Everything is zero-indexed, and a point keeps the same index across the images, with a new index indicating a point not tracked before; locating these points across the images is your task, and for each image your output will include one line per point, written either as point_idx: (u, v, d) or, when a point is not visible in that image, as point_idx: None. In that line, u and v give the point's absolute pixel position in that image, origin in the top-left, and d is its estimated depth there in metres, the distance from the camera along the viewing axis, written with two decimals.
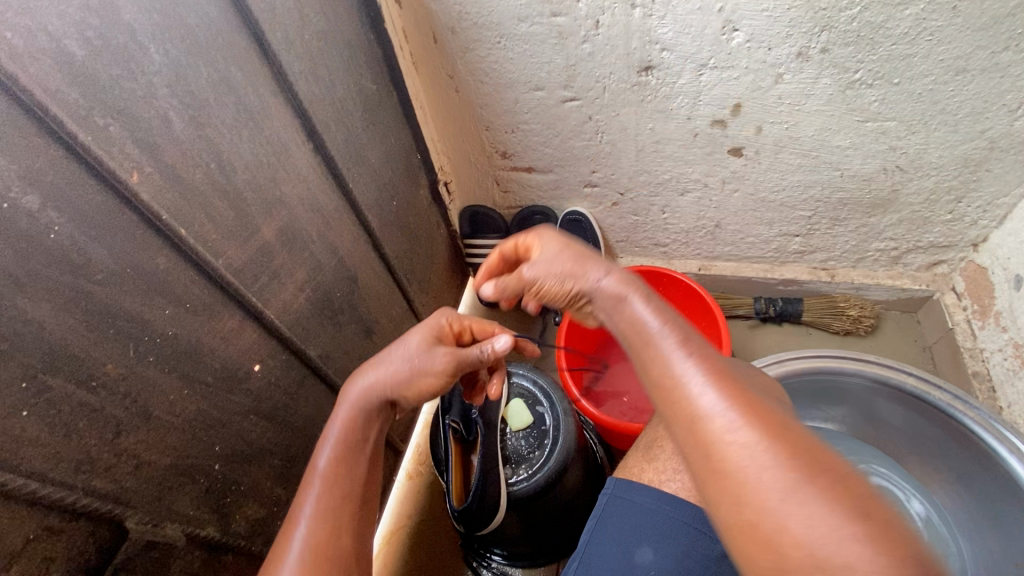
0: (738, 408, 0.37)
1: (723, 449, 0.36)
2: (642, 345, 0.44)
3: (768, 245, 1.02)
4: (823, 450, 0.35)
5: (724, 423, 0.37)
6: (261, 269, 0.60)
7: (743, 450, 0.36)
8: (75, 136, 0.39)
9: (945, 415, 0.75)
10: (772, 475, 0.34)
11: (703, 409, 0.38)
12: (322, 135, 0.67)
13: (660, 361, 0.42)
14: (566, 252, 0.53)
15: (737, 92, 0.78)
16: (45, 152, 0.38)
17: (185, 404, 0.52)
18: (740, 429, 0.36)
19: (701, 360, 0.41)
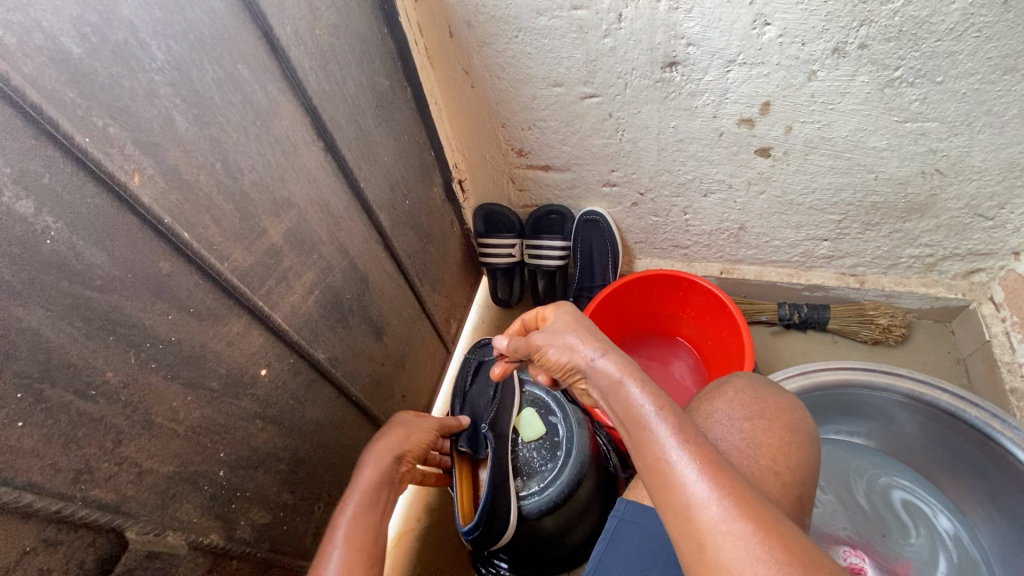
0: (730, 497, 0.37)
1: (716, 542, 0.36)
2: (637, 432, 0.43)
3: (794, 250, 0.98)
4: (812, 548, 0.35)
5: (716, 513, 0.36)
6: (269, 272, 0.58)
7: (737, 543, 0.35)
8: (72, 137, 0.37)
9: (981, 435, 0.71)
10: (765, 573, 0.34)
11: (693, 499, 0.37)
12: (333, 134, 0.65)
13: (652, 442, 0.41)
14: (575, 327, 0.52)
15: (767, 89, 0.74)
16: (41, 155, 0.36)
17: (189, 411, 0.51)
18: (733, 520, 0.36)
19: (692, 441, 0.40)
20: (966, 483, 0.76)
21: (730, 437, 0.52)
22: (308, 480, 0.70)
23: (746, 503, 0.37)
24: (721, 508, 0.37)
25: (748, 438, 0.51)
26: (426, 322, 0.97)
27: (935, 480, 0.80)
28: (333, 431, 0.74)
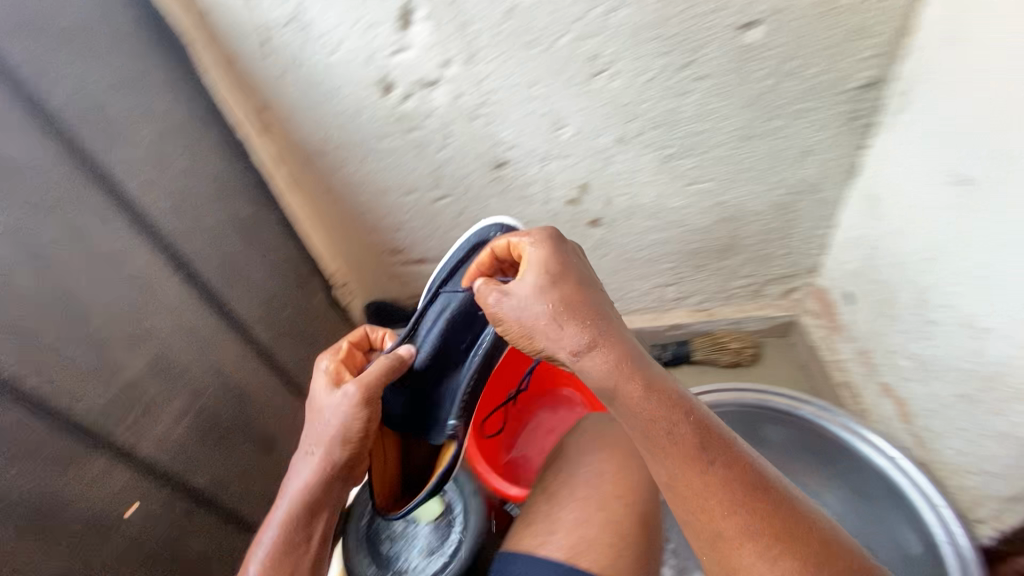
0: (751, 516, 0.46)
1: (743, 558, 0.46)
2: (661, 445, 0.48)
3: (649, 297, 1.12)
4: (807, 529, 0.46)
5: (737, 520, 0.46)
6: (132, 405, 0.60)
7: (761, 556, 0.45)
8: None
9: (815, 426, 0.84)
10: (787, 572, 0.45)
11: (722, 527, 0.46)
12: (192, 264, 0.70)
13: (683, 478, 0.47)
14: (547, 306, 0.50)
15: (581, 174, 0.86)
16: None
17: (37, 568, 0.52)
18: (759, 538, 0.46)
19: (716, 468, 0.47)
20: None
21: None
22: None
23: (755, 506, 0.46)
24: (730, 513, 0.46)
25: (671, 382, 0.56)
26: None
27: None
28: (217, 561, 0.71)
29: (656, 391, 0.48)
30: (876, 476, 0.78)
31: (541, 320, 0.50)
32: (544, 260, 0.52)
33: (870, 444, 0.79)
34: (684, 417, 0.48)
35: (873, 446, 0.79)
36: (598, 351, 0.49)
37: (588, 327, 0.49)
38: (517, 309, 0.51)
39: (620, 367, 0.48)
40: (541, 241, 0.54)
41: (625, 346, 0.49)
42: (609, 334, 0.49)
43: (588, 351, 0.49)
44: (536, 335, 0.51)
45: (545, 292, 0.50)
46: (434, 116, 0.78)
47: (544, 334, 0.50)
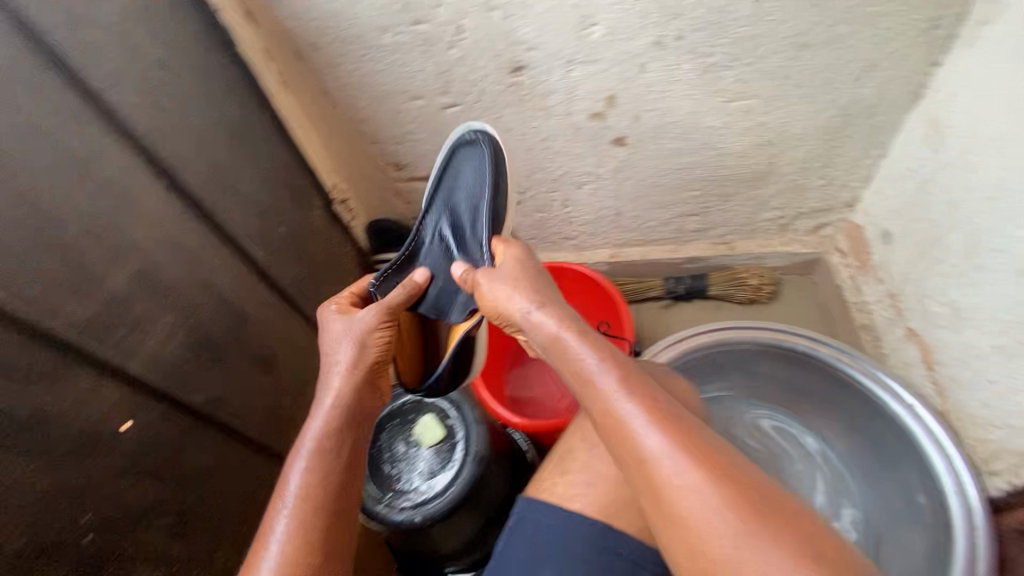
0: (688, 458, 0.42)
1: (671, 491, 0.41)
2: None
3: (669, 227, 1.06)
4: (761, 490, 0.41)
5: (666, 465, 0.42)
6: (117, 320, 0.56)
7: (688, 492, 0.41)
8: None
9: (832, 369, 0.81)
10: (715, 514, 0.39)
11: (648, 455, 0.43)
12: (176, 170, 0.64)
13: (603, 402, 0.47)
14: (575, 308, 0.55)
15: (608, 83, 0.80)
16: None
17: (35, 479, 0.48)
18: (685, 473, 0.41)
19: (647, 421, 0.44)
20: (825, 415, 0.85)
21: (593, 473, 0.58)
22: (200, 530, 0.67)
23: (739, 498, 0.40)
24: (715, 517, 0.39)
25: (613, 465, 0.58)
26: None
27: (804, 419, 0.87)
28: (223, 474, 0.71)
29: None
30: (892, 425, 0.76)
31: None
32: (651, 385, 0.61)
33: (891, 396, 0.75)
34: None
35: (894, 398, 0.75)
36: (596, 472, 0.58)
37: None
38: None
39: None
40: (652, 366, 0.63)
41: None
42: (691, 402, 0.61)
43: (598, 469, 0.58)
44: (580, 456, 0.60)
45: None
46: (451, 7, 0.71)
47: (580, 452, 0.61)
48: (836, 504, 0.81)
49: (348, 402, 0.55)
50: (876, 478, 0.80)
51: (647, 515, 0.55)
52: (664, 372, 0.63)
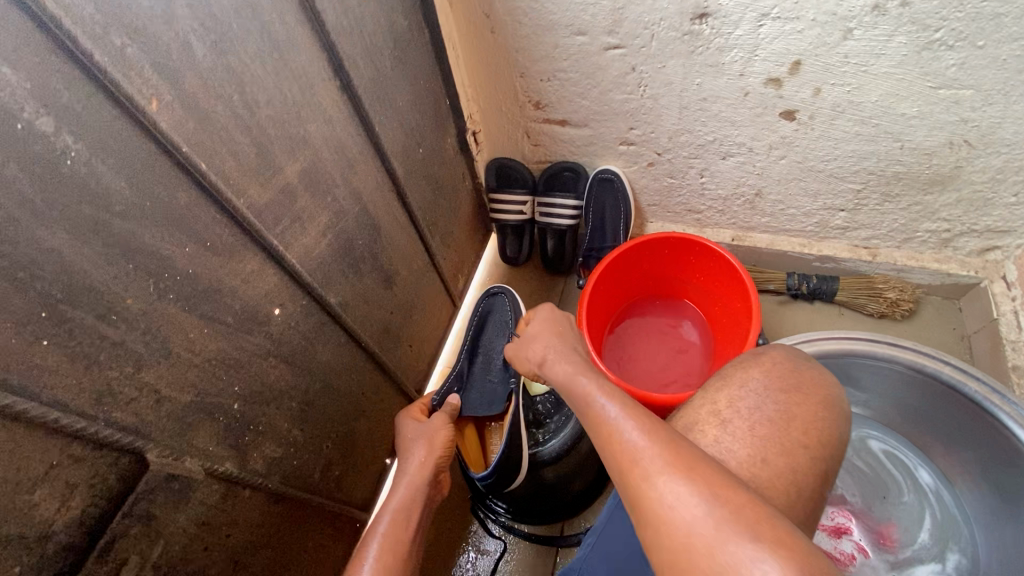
0: (665, 454, 0.41)
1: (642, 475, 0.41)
2: (808, 508, 0.44)
3: (810, 219, 0.97)
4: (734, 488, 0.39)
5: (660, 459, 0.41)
6: (283, 211, 0.58)
7: (662, 479, 0.40)
8: (104, 71, 0.38)
9: (979, 408, 0.70)
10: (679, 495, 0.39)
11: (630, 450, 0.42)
12: (350, 72, 0.63)
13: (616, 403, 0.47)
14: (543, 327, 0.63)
15: (799, 47, 0.71)
16: (70, 81, 0.37)
17: (205, 343, 0.52)
18: (673, 480, 0.40)
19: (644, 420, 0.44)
20: (958, 452, 0.75)
21: (725, 442, 0.46)
22: (318, 419, 0.72)
23: (741, 505, 0.38)
24: (701, 518, 0.38)
25: (778, 411, 0.47)
26: (436, 276, 0.98)
27: (926, 450, 0.80)
28: (341, 374, 0.74)
29: (825, 450, 0.46)
30: None
31: (751, 415, 0.47)
32: (784, 372, 0.49)
33: None
34: (817, 480, 0.45)
35: None
36: (730, 447, 0.45)
37: (783, 407, 0.47)
38: (749, 405, 0.47)
39: (781, 448, 0.45)
40: (788, 356, 0.51)
41: (823, 417, 0.47)
42: (826, 391, 0.49)
43: (732, 446, 0.45)
44: (712, 427, 0.47)
45: (781, 390, 0.48)
46: None
47: (712, 420, 0.48)
48: (943, 544, 0.76)
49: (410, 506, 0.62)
50: (999, 531, 0.71)
51: (787, 506, 0.43)
52: (805, 364, 0.51)
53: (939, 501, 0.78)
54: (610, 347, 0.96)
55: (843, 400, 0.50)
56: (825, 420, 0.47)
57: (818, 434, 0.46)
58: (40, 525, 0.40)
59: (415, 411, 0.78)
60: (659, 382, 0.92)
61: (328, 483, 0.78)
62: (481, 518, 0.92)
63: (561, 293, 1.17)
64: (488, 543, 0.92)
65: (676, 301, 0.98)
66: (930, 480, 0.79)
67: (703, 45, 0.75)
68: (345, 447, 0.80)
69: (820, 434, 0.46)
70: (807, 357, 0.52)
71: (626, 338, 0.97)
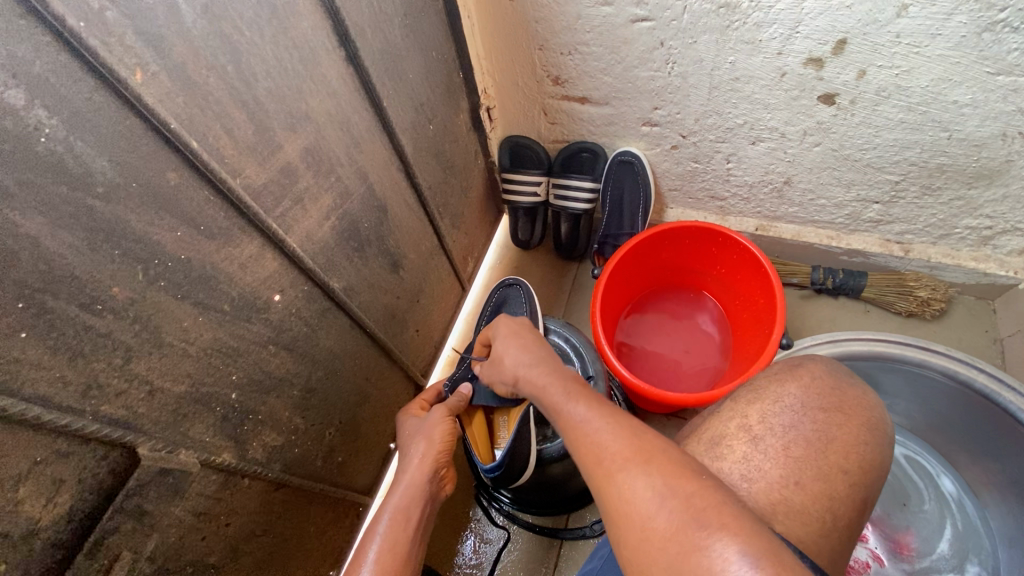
0: (645, 471, 0.38)
1: (622, 496, 0.38)
2: (841, 537, 0.41)
3: (840, 210, 0.92)
4: (720, 501, 0.36)
5: (640, 480, 0.38)
6: (284, 193, 0.54)
7: (644, 499, 0.37)
8: (80, 38, 0.34)
9: (1013, 421, 0.66)
10: (663, 516, 0.36)
11: (610, 471, 0.39)
12: (356, 42, 0.59)
13: (594, 419, 0.44)
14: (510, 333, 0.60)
15: (846, 24, 0.65)
16: (41, 49, 0.33)
17: (201, 332, 0.49)
18: (655, 499, 0.36)
19: (624, 436, 0.41)
20: (984, 464, 0.72)
21: (756, 461, 0.43)
22: (321, 406, 0.70)
23: (698, 492, 0.36)
24: (656, 507, 0.36)
25: (818, 432, 0.43)
26: (444, 259, 0.95)
27: (952, 459, 0.76)
28: (345, 360, 0.72)
29: (866, 477, 0.42)
30: None
31: (786, 434, 0.44)
32: (824, 389, 0.46)
33: None
34: (854, 509, 0.41)
35: None
36: (760, 466, 0.42)
37: (821, 428, 0.44)
38: (785, 424, 0.44)
39: (818, 472, 0.42)
40: (829, 372, 0.48)
41: (865, 441, 0.43)
42: (869, 412, 0.46)
43: (764, 466, 0.42)
44: (741, 443, 0.44)
45: (821, 409, 0.45)
46: None
47: (741, 435, 0.44)
48: (962, 557, 0.73)
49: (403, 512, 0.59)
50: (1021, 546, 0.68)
51: (821, 535, 0.40)
52: (849, 382, 0.47)
53: (960, 511, 0.75)
54: (624, 338, 0.92)
55: (886, 420, 0.46)
56: (868, 444, 0.44)
57: (859, 459, 0.43)
58: (26, 523, 0.39)
59: (420, 404, 0.75)
60: (673, 377, 0.88)
61: (331, 469, 0.76)
62: (484, 506, 0.91)
63: (573, 278, 1.14)
64: (491, 532, 0.91)
65: (696, 293, 0.94)
66: (953, 489, 0.76)
67: (739, 19, 0.69)
68: (349, 433, 0.78)
69: (860, 459, 0.43)
70: (850, 375, 0.49)
71: (642, 329, 0.94)
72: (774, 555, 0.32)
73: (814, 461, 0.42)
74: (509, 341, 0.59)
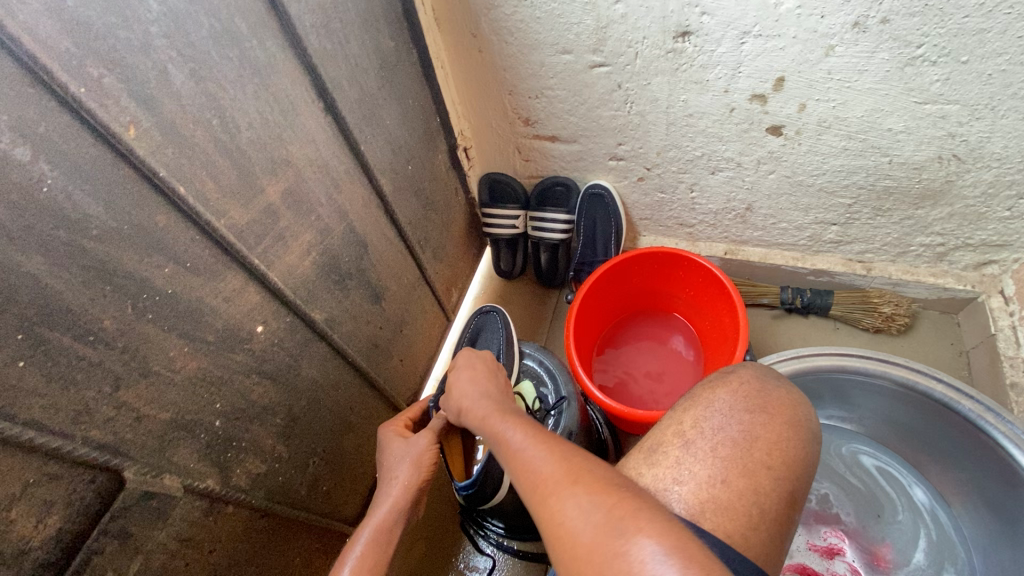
0: (573, 489, 0.41)
1: (553, 515, 0.40)
2: (772, 531, 0.43)
3: (802, 233, 0.96)
4: (641, 507, 0.39)
5: (568, 499, 0.41)
6: (266, 231, 0.59)
7: (572, 515, 0.40)
8: (80, 101, 0.39)
9: (973, 427, 0.68)
10: (590, 530, 0.38)
11: (543, 494, 0.42)
12: (334, 94, 0.65)
13: (529, 446, 0.47)
14: (466, 371, 0.64)
15: (782, 63, 0.71)
16: (47, 112, 0.38)
17: (186, 361, 0.53)
18: (583, 514, 0.39)
19: (555, 459, 0.44)
20: (954, 473, 0.74)
21: (687, 465, 0.45)
22: (304, 435, 0.73)
23: (620, 502, 0.39)
24: (585, 523, 0.39)
25: (744, 431, 0.46)
26: (427, 291, 0.99)
27: (922, 469, 0.78)
28: (328, 389, 0.75)
29: (792, 472, 0.45)
30: None
31: (716, 436, 0.46)
32: (751, 392, 0.49)
33: None
34: (782, 504, 0.44)
35: None
36: (691, 469, 0.45)
37: (747, 427, 0.47)
38: (715, 426, 0.47)
39: (744, 469, 0.44)
40: (756, 376, 0.52)
41: (788, 438, 0.47)
42: (792, 411, 0.49)
43: (693, 468, 0.45)
44: (675, 448, 0.47)
45: (746, 410, 0.48)
46: None
47: (676, 441, 0.47)
48: (939, 566, 0.74)
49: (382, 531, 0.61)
50: (995, 553, 0.70)
51: (749, 528, 0.42)
52: (774, 385, 0.51)
53: (934, 520, 0.77)
54: (599, 362, 0.96)
55: (811, 419, 0.50)
56: (791, 441, 0.47)
57: (783, 456, 0.46)
58: (17, 543, 0.41)
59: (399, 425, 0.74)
60: (646, 398, 0.91)
61: (316, 498, 0.78)
62: (471, 535, 0.91)
63: (554, 306, 1.17)
64: (478, 560, 0.92)
65: (666, 316, 0.98)
66: (925, 499, 0.78)
67: (686, 62, 0.75)
68: (333, 462, 0.80)
69: (784, 455, 0.46)
70: (778, 378, 0.52)
71: (616, 353, 0.97)
72: (690, 551, 0.36)
73: (739, 459, 0.45)
74: (463, 376, 0.63)
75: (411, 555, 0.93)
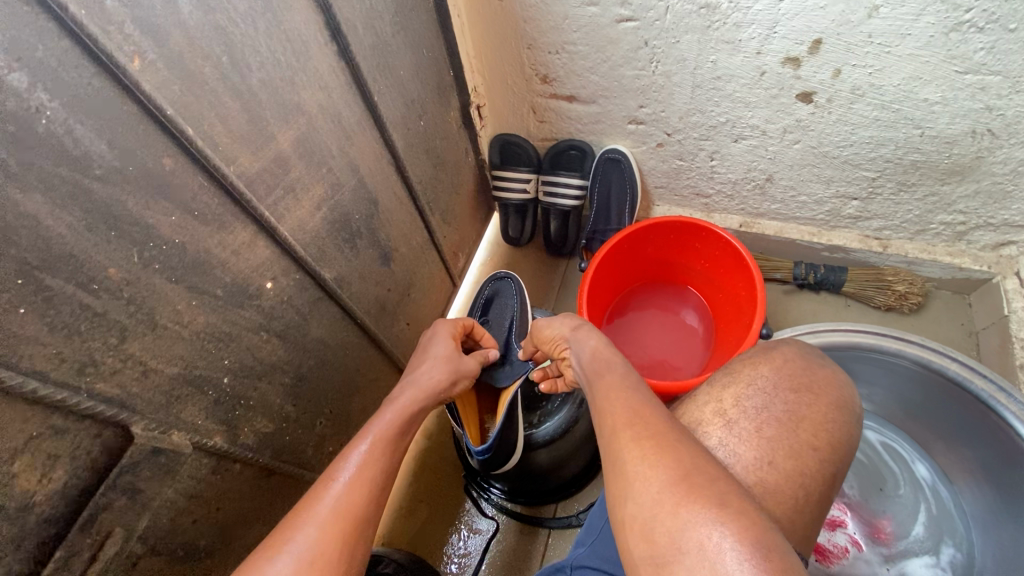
0: (655, 446, 0.40)
1: (623, 458, 0.41)
2: (814, 513, 0.43)
3: (821, 207, 0.94)
4: (728, 495, 0.37)
5: (646, 449, 0.40)
6: (276, 182, 0.55)
7: (638, 465, 0.40)
8: (81, 25, 0.36)
9: (984, 407, 0.68)
10: (655, 487, 0.38)
11: (620, 429, 0.43)
12: (348, 37, 0.60)
13: (625, 392, 0.46)
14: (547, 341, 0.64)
15: (821, 24, 0.68)
16: (45, 35, 0.35)
17: (194, 315, 0.50)
18: (654, 472, 0.39)
19: (644, 410, 0.43)
20: (959, 451, 0.75)
21: (733, 449, 0.44)
22: (311, 395, 0.71)
23: (701, 480, 0.37)
24: (661, 482, 0.38)
25: (789, 411, 0.45)
26: (435, 254, 0.96)
27: (927, 448, 0.79)
28: (336, 350, 0.73)
29: (836, 453, 0.44)
30: None
31: (759, 415, 0.46)
32: (795, 370, 0.48)
33: None
34: (826, 484, 0.43)
35: None
36: (736, 449, 0.44)
37: (792, 407, 0.46)
38: (757, 405, 0.46)
39: (791, 451, 0.43)
40: (799, 354, 0.50)
41: (833, 419, 0.45)
42: (838, 392, 0.48)
43: (738, 449, 0.44)
44: (717, 428, 0.46)
45: (791, 390, 0.47)
46: None
47: (717, 420, 0.46)
48: (937, 539, 0.75)
49: (376, 465, 0.52)
50: (996, 531, 0.71)
51: (795, 510, 0.42)
52: (819, 363, 0.50)
53: (934, 494, 0.78)
54: (610, 331, 0.95)
55: (856, 400, 0.48)
56: (836, 423, 0.45)
57: (828, 436, 0.45)
58: (20, 497, 0.40)
59: (454, 325, 0.71)
60: (657, 369, 0.91)
61: (321, 458, 0.77)
62: (473, 497, 0.92)
63: (562, 274, 1.16)
64: (481, 522, 0.92)
65: (679, 287, 0.97)
66: (927, 475, 0.79)
67: (719, 19, 0.71)
68: (340, 424, 0.79)
69: (829, 436, 0.45)
70: (820, 356, 0.51)
71: (627, 323, 0.96)
72: (779, 564, 0.33)
73: (790, 443, 0.44)
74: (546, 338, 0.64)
75: (415, 516, 0.93)
